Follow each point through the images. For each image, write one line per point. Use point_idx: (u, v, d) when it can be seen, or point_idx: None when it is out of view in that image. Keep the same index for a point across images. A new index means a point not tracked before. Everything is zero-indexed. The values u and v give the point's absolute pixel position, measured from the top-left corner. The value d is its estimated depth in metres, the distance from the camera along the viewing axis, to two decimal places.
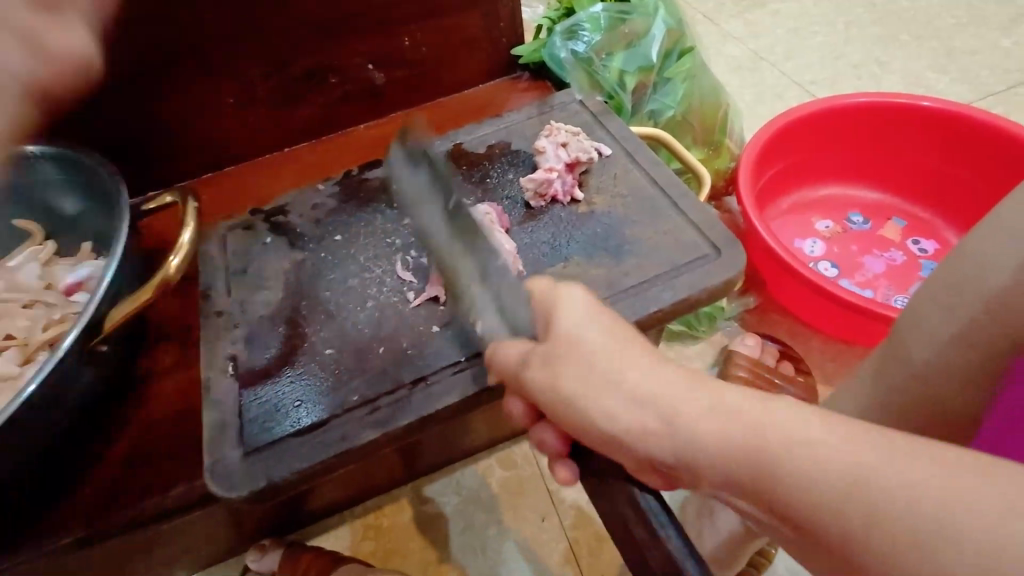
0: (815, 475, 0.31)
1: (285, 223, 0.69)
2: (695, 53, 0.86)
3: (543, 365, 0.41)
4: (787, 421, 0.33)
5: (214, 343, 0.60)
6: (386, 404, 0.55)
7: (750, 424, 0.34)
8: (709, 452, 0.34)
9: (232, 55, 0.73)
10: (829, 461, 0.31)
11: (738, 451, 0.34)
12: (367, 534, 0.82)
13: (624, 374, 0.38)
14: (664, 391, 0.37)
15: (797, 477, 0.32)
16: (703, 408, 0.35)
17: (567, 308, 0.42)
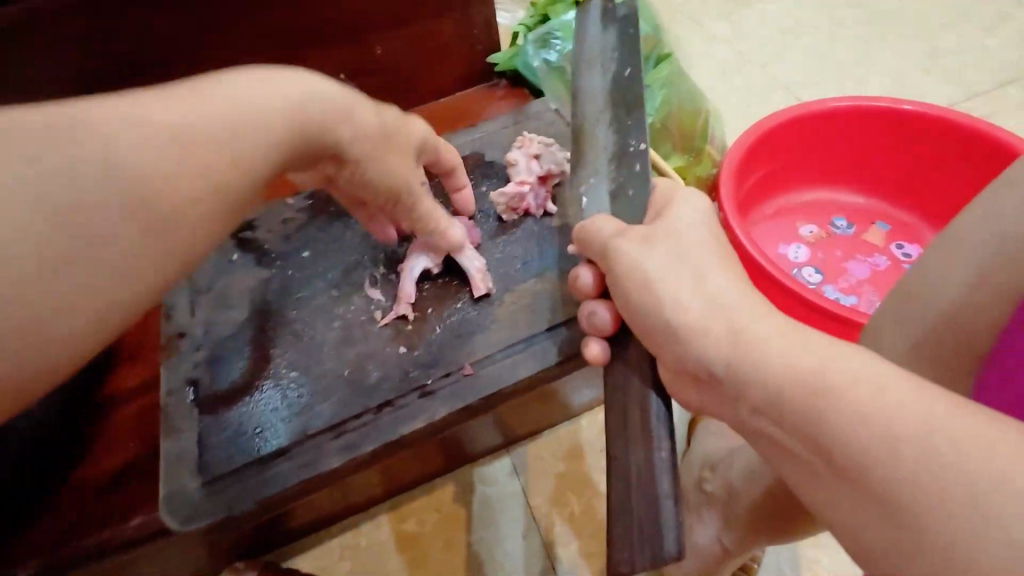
0: (868, 414, 0.32)
1: (252, 239, 0.67)
2: (673, 59, 0.85)
3: (637, 244, 0.46)
4: (861, 364, 0.34)
5: (175, 366, 0.58)
6: (351, 429, 0.53)
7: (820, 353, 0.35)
8: (771, 360, 0.37)
9: (196, 65, 0.71)
10: (887, 406, 0.32)
11: (802, 369, 0.35)
12: (344, 554, 0.80)
13: (708, 276, 0.42)
14: (745, 304, 0.40)
15: (849, 409, 0.33)
16: (772, 330, 0.38)
17: (681, 212, 0.47)
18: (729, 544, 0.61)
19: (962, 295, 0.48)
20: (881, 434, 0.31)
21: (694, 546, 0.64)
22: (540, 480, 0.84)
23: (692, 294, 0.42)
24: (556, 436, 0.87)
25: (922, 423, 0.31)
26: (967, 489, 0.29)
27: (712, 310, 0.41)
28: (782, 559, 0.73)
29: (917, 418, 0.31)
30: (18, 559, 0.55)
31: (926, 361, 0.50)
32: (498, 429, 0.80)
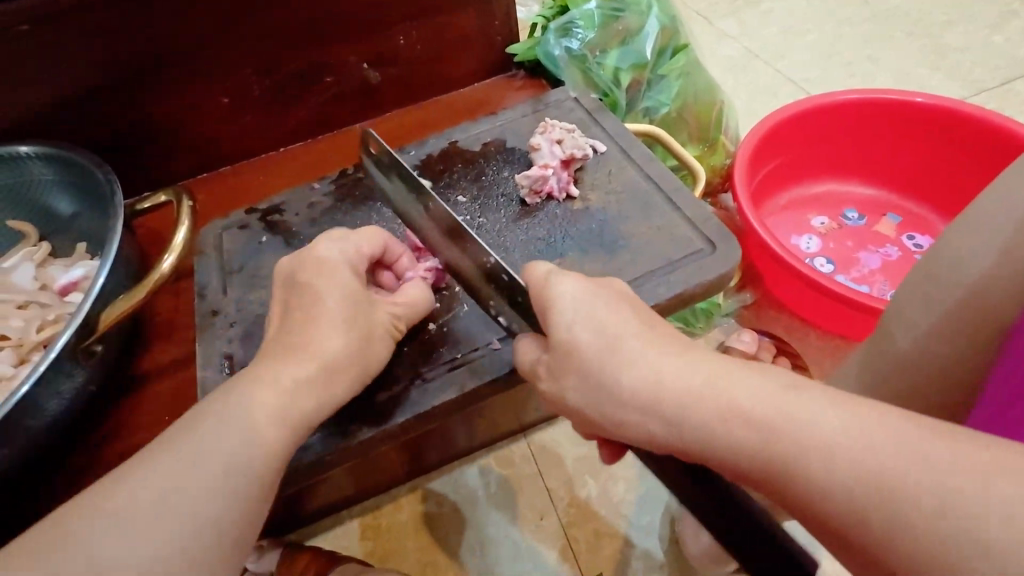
0: (827, 478, 0.32)
1: (281, 222, 0.69)
2: (689, 50, 0.86)
3: (552, 374, 0.43)
4: (805, 417, 0.34)
5: (208, 341, 0.60)
6: (382, 401, 0.55)
7: (762, 425, 0.34)
8: (721, 448, 0.35)
9: (225, 55, 0.73)
10: (844, 461, 0.32)
11: (753, 452, 0.34)
12: (365, 534, 0.82)
13: (621, 372, 0.39)
14: (671, 371, 0.38)
15: (816, 476, 0.33)
16: (709, 411, 0.36)
17: (563, 303, 0.42)
18: None
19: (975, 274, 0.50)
20: (870, 488, 0.31)
21: None
22: (556, 464, 0.85)
23: (622, 403, 0.39)
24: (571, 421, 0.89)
25: (879, 461, 0.31)
26: (930, 506, 0.30)
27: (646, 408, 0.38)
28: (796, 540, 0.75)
29: (891, 464, 0.31)
30: None
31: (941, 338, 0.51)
32: (515, 412, 0.81)
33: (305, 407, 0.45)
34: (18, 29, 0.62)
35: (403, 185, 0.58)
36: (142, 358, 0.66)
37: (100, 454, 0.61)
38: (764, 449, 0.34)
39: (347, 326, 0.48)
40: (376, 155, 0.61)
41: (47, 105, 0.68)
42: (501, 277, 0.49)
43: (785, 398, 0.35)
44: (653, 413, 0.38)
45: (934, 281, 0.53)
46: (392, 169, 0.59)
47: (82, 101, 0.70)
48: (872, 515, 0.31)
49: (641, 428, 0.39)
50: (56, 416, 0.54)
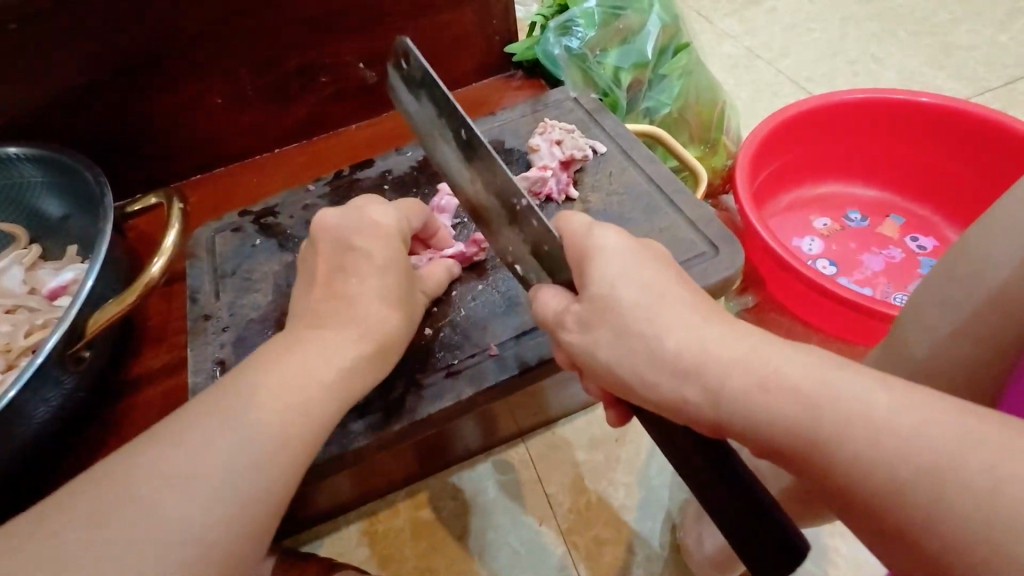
0: (866, 450, 0.30)
1: (275, 224, 0.67)
2: (691, 49, 0.85)
3: (581, 328, 0.41)
4: (857, 392, 0.31)
5: (202, 347, 0.59)
6: (377, 409, 0.53)
7: (803, 392, 0.32)
8: (757, 418, 0.33)
9: (220, 54, 0.72)
10: (887, 433, 0.30)
11: (788, 424, 0.32)
12: (362, 541, 0.81)
13: (660, 334, 0.37)
14: (711, 341, 0.36)
15: (854, 447, 0.30)
16: (749, 373, 0.34)
17: (606, 259, 0.40)
18: None
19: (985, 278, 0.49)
20: (910, 467, 0.29)
21: None
22: (555, 469, 0.84)
23: (654, 363, 0.37)
24: (571, 426, 0.88)
25: (928, 447, 0.29)
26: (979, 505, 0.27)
27: (678, 367, 0.36)
28: None
29: (941, 447, 0.29)
30: None
31: None
32: (513, 417, 0.80)
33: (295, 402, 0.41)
34: (6, 27, 0.61)
35: (432, 108, 0.57)
36: (134, 362, 0.65)
37: (90, 461, 0.60)
38: (802, 416, 0.32)
39: (363, 314, 0.46)
40: (407, 68, 0.59)
41: (37, 104, 0.67)
42: (531, 220, 0.47)
43: (836, 371, 0.32)
44: (686, 375, 0.36)
45: (951, 284, 0.52)
46: (421, 86, 0.57)
47: (72, 100, 0.68)
48: (909, 494, 0.29)
49: (671, 395, 0.37)
50: (44, 423, 0.52)
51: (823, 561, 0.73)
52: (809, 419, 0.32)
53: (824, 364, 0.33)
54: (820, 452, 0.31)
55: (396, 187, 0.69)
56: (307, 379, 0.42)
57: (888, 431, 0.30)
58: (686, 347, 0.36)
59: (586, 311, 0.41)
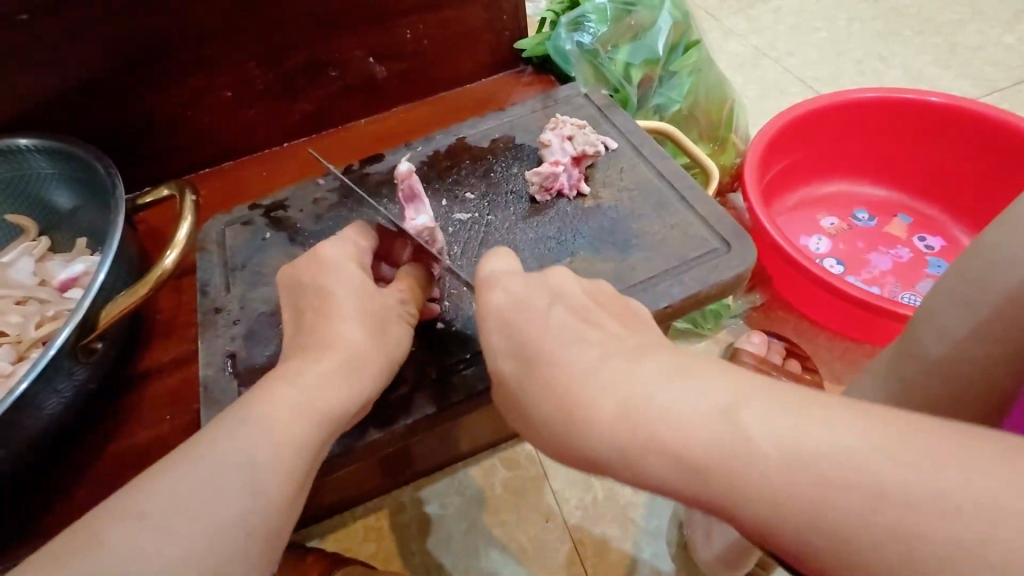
0: (827, 510, 0.28)
1: (285, 218, 0.67)
2: (701, 46, 0.85)
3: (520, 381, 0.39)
4: (770, 401, 0.32)
5: (212, 340, 0.59)
6: (389, 403, 0.53)
7: (751, 448, 0.30)
8: (704, 477, 0.31)
9: (230, 47, 0.72)
10: (847, 484, 0.28)
11: (744, 448, 0.30)
12: (367, 536, 0.81)
13: (592, 384, 0.36)
14: (622, 365, 0.36)
15: (814, 509, 0.28)
16: (692, 423, 0.32)
17: (517, 303, 0.41)
18: None
19: None
20: (881, 517, 0.27)
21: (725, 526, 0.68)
22: (561, 466, 0.84)
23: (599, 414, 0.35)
24: None
25: (894, 466, 0.28)
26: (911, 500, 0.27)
27: (624, 418, 0.34)
28: None
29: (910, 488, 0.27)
30: (55, 527, 0.56)
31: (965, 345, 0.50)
32: None
33: (327, 402, 0.43)
34: (16, 19, 0.61)
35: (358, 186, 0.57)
36: (143, 355, 0.65)
37: (99, 454, 0.59)
38: (755, 476, 0.30)
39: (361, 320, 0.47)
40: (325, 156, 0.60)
41: (49, 97, 0.67)
42: None
43: (779, 417, 0.30)
44: (631, 428, 0.33)
45: (971, 286, 0.52)
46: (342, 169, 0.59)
47: (82, 93, 0.68)
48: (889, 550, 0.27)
49: (597, 425, 0.34)
50: (55, 416, 0.52)
51: None
52: (763, 477, 0.30)
53: (765, 404, 0.31)
54: (778, 515, 0.29)
55: None
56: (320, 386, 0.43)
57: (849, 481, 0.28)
58: (628, 394, 0.34)
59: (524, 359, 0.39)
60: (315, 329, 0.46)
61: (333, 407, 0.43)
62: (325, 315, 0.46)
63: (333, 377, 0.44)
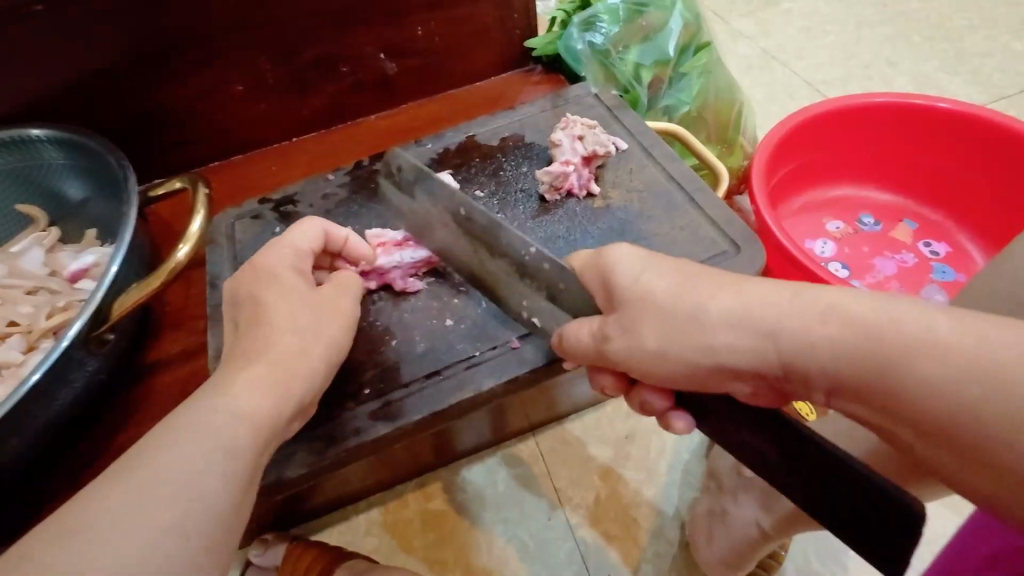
0: (949, 381, 0.33)
1: (294, 212, 0.68)
2: (712, 49, 0.85)
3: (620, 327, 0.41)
4: (910, 324, 0.34)
5: (221, 333, 0.59)
6: (398, 399, 0.54)
7: (873, 342, 0.34)
8: (823, 361, 0.35)
9: (243, 41, 0.72)
10: (960, 361, 0.33)
11: (872, 342, 0.34)
12: (371, 530, 0.81)
13: (707, 305, 0.39)
14: (756, 301, 0.38)
15: (932, 389, 0.33)
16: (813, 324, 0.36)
17: (625, 265, 0.42)
18: (765, 527, 0.66)
19: None
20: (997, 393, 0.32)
21: (729, 526, 0.68)
22: (567, 464, 0.85)
23: (734, 330, 0.38)
24: (581, 422, 0.88)
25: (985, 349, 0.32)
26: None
27: (754, 330, 0.37)
28: (809, 549, 0.74)
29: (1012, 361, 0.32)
30: None
31: None
32: (525, 412, 0.80)
33: (260, 406, 0.42)
34: (31, 10, 0.61)
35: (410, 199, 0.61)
36: (152, 347, 0.65)
37: (108, 444, 0.60)
38: (871, 357, 0.34)
39: (294, 321, 0.47)
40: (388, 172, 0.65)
41: (62, 88, 0.67)
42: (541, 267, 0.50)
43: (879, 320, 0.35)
44: (763, 339, 0.37)
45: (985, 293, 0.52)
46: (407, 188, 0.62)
47: (94, 85, 0.68)
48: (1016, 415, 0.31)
49: (723, 340, 0.38)
50: (65, 405, 0.53)
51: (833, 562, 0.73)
52: (910, 365, 0.33)
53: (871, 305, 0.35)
54: (917, 397, 0.33)
55: None
56: (244, 393, 0.42)
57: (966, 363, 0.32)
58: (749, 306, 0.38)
59: (627, 285, 0.41)
60: (252, 335, 0.45)
61: (261, 415, 0.42)
62: (259, 323, 0.46)
63: (260, 384, 0.43)
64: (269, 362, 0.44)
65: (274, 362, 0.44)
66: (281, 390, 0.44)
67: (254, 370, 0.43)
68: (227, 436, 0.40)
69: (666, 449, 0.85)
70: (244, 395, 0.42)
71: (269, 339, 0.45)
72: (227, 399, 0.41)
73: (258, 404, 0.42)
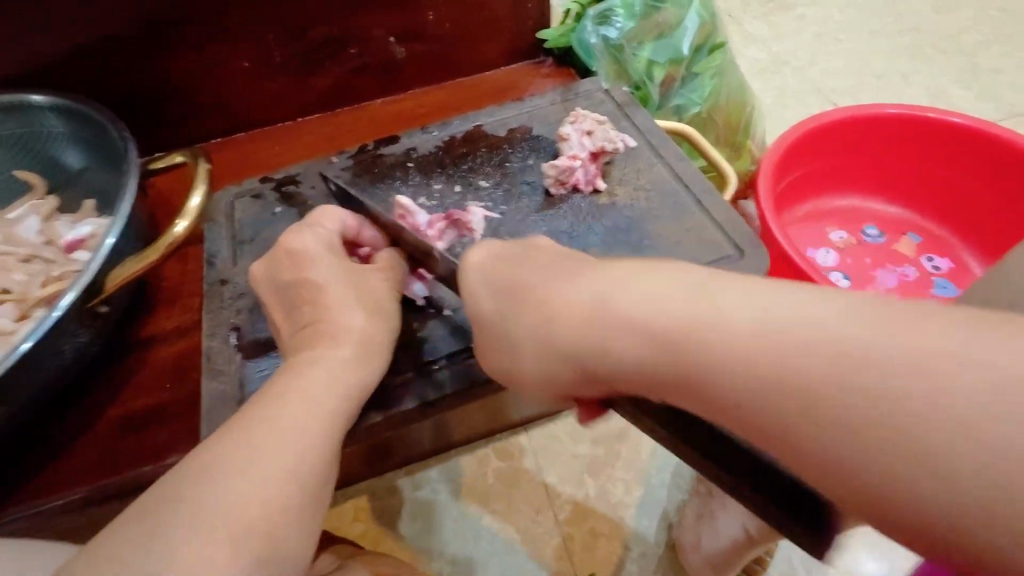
0: (784, 376, 0.28)
1: (296, 193, 0.67)
2: (725, 50, 0.84)
3: (492, 319, 0.41)
4: (749, 306, 0.30)
5: (217, 311, 0.58)
6: (393, 386, 0.53)
7: (702, 320, 0.30)
8: (658, 351, 0.31)
9: (252, 17, 0.71)
10: (798, 344, 0.28)
11: (701, 318, 0.30)
12: (357, 517, 0.81)
13: (553, 298, 0.37)
14: (626, 303, 0.33)
15: (764, 376, 0.28)
16: (650, 301, 0.32)
17: (500, 262, 0.42)
18: (751, 531, 0.66)
19: None
20: (839, 384, 0.26)
21: (716, 530, 0.68)
22: (558, 459, 0.85)
23: (580, 316, 0.35)
24: (573, 419, 0.88)
25: (855, 327, 0.27)
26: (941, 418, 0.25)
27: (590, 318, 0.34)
28: (793, 556, 0.74)
29: (875, 347, 0.26)
30: (50, 488, 0.56)
31: None
32: (518, 406, 0.80)
33: (349, 382, 0.44)
34: None
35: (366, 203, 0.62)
36: (146, 323, 0.64)
37: (98, 418, 0.59)
38: (694, 343, 0.30)
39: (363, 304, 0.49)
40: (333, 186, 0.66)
41: (65, 54, 0.66)
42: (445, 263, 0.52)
43: (731, 300, 0.30)
44: (594, 326, 0.34)
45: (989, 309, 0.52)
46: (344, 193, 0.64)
47: (97, 53, 0.67)
48: (858, 421, 0.26)
49: (572, 322, 0.35)
50: (57, 376, 0.52)
51: (815, 569, 0.73)
52: (738, 350, 0.29)
53: (731, 286, 0.31)
54: (745, 398, 0.29)
55: (420, 166, 0.68)
56: (336, 370, 0.44)
57: (802, 350, 0.27)
58: (602, 286, 0.35)
59: (506, 281, 0.41)
60: (316, 325, 0.47)
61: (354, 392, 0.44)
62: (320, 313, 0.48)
63: (350, 361, 0.45)
64: (353, 342, 0.47)
65: (359, 340, 0.47)
66: (365, 368, 0.46)
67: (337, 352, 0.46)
68: (327, 407, 0.42)
69: (656, 449, 0.85)
70: (343, 367, 0.45)
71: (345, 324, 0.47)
72: (319, 377, 0.43)
73: (348, 382, 0.44)
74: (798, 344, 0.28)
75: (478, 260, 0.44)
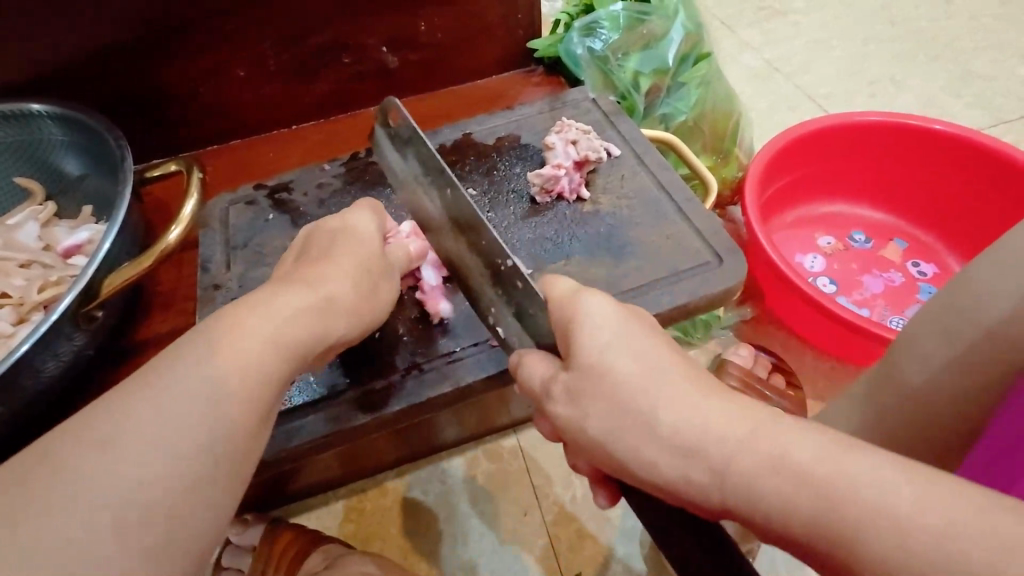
0: (877, 548, 0.30)
1: (288, 200, 0.69)
2: (711, 59, 0.86)
3: (567, 397, 0.40)
4: (861, 474, 0.32)
5: (210, 315, 0.60)
6: (378, 388, 0.54)
7: (822, 489, 0.32)
8: (754, 504, 0.33)
9: (247, 27, 0.73)
10: (894, 527, 0.30)
11: (819, 483, 0.32)
12: (349, 517, 0.83)
13: (655, 408, 0.37)
14: (737, 444, 0.35)
15: (856, 544, 0.31)
16: (763, 455, 0.34)
17: (592, 318, 0.40)
18: None
19: (998, 309, 0.52)
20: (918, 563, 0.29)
21: None
22: (546, 460, 0.86)
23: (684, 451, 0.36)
24: None
25: (948, 513, 0.30)
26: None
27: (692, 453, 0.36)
28: (775, 557, 0.75)
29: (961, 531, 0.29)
30: None
31: (954, 371, 0.54)
32: (507, 408, 0.81)
33: (296, 335, 0.43)
34: None
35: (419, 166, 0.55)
36: (142, 326, 0.66)
37: None
38: (803, 500, 0.32)
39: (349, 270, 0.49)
40: (395, 127, 0.57)
41: (64, 63, 0.68)
42: (514, 282, 0.46)
43: (849, 462, 0.32)
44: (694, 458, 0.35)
45: (956, 315, 0.54)
46: (411, 145, 0.56)
47: (95, 63, 0.69)
48: None
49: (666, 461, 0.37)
50: (52, 378, 0.54)
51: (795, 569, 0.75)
52: (843, 514, 0.31)
53: (836, 454, 0.33)
54: (838, 549, 0.31)
55: None
56: (293, 318, 0.43)
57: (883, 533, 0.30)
58: (714, 423, 0.36)
59: (595, 341, 0.39)
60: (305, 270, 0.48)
61: (298, 341, 0.43)
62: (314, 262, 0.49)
63: (304, 308, 0.44)
64: (323, 294, 0.46)
65: (329, 293, 0.47)
66: (327, 325, 0.46)
67: (298, 297, 0.45)
68: (262, 366, 0.41)
69: None
70: (291, 319, 0.43)
71: (323, 277, 0.47)
72: (263, 318, 0.42)
73: (300, 331, 0.43)
74: (903, 526, 0.30)
75: (562, 295, 0.42)
